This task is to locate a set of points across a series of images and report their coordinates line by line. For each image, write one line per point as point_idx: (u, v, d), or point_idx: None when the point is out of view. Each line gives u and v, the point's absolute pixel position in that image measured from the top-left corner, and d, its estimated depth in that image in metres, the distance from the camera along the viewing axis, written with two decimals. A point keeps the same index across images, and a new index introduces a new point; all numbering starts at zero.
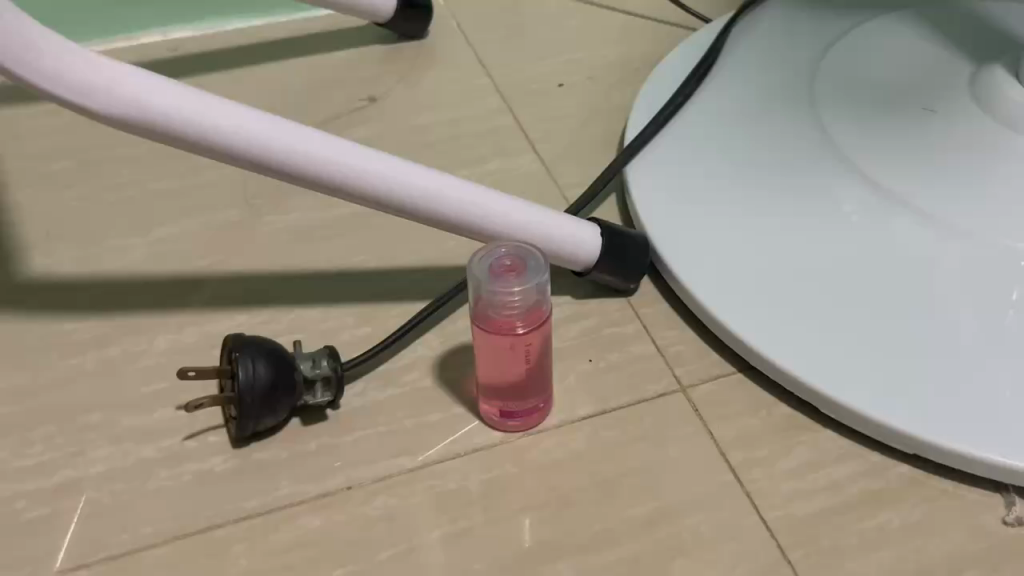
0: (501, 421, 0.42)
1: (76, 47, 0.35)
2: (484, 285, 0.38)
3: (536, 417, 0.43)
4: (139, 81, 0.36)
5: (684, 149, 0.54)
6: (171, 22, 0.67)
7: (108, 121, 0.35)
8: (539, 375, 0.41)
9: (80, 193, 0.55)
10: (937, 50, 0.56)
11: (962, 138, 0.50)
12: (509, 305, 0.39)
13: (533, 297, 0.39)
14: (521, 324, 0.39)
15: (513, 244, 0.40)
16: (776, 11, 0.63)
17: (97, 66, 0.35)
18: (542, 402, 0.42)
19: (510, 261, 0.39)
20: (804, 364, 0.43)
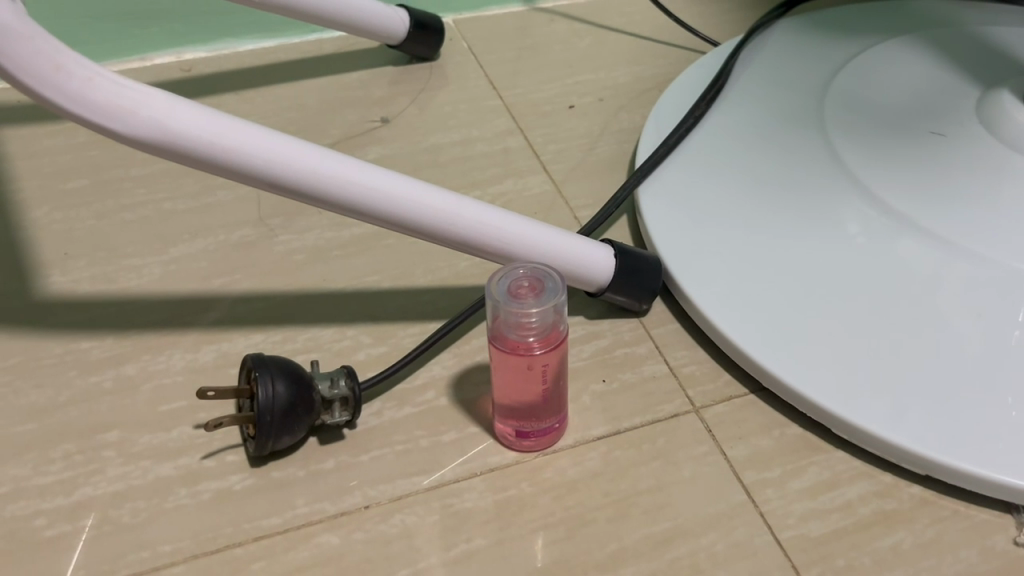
0: (518, 441, 0.42)
1: (102, 70, 0.34)
2: (503, 307, 0.38)
3: (550, 437, 0.43)
4: (163, 103, 0.35)
5: (696, 170, 0.55)
6: (183, 43, 0.68)
7: (132, 144, 0.35)
8: (555, 396, 0.42)
9: (98, 212, 0.55)
10: (945, 74, 0.57)
11: (970, 162, 0.51)
12: (528, 327, 0.39)
13: (550, 317, 0.39)
14: (538, 345, 0.39)
15: (530, 265, 0.40)
16: (785, 38, 0.64)
17: (124, 87, 0.35)
18: (558, 422, 0.43)
19: (528, 282, 0.39)
20: (814, 384, 0.43)
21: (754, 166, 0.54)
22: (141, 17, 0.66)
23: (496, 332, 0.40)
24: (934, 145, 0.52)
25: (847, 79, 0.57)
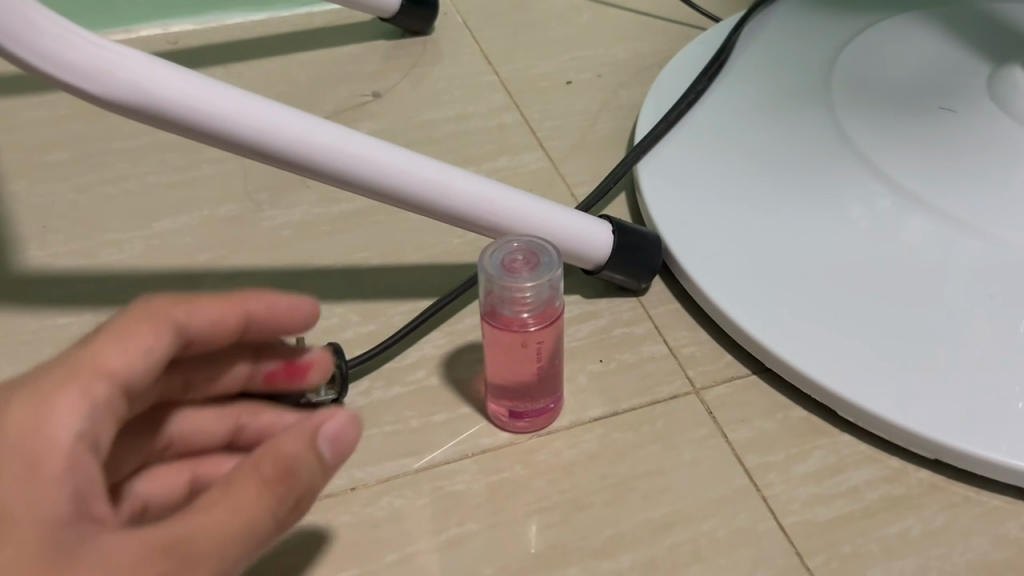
0: (511, 422, 0.41)
1: (77, 28, 0.33)
2: (496, 281, 0.37)
3: (544, 418, 0.41)
4: (142, 64, 0.34)
5: (697, 148, 0.53)
6: (170, 15, 0.66)
7: (110, 107, 0.34)
8: (550, 375, 0.40)
9: (79, 186, 0.53)
10: (954, 50, 0.55)
11: (982, 140, 0.49)
12: (522, 302, 0.37)
13: (546, 292, 0.37)
14: (533, 322, 0.38)
15: (525, 239, 0.38)
16: (789, 13, 0.62)
17: (101, 46, 0.33)
18: (553, 402, 0.41)
19: (522, 256, 0.38)
20: (821, 365, 0.41)
21: (757, 143, 0.52)
22: None
23: (488, 308, 0.38)
24: (943, 123, 0.50)
25: (854, 55, 0.56)
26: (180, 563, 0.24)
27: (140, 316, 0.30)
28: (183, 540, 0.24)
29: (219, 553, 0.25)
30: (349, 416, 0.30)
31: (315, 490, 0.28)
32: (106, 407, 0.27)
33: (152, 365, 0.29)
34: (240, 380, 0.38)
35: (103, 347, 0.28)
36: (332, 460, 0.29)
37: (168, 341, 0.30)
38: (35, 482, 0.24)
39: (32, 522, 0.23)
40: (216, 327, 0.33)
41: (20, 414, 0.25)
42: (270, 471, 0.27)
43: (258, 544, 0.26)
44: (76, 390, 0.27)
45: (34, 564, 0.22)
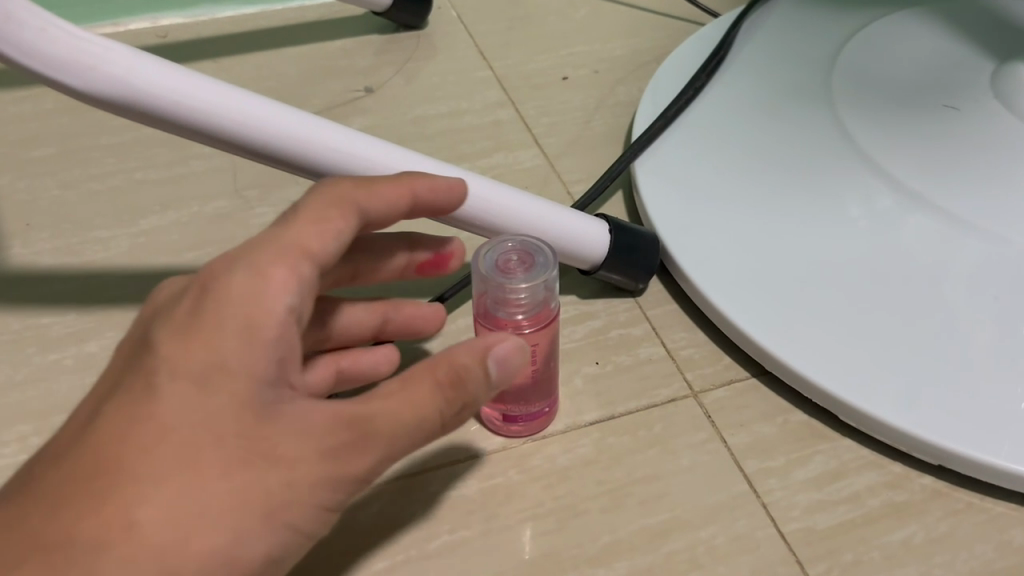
0: (504, 426, 0.40)
1: (59, 21, 0.32)
2: (490, 282, 0.36)
3: (539, 422, 0.40)
4: (126, 58, 0.33)
5: (695, 145, 0.52)
6: (159, 8, 0.65)
7: (94, 102, 0.33)
8: (545, 379, 0.39)
9: (64, 182, 0.52)
10: (957, 46, 0.54)
11: (986, 138, 0.48)
12: (517, 303, 0.36)
13: (541, 292, 0.36)
14: (527, 324, 0.37)
15: (519, 238, 0.38)
16: (789, 8, 0.61)
17: (84, 40, 0.32)
18: (548, 406, 0.40)
19: (518, 257, 0.37)
20: (822, 368, 0.40)
21: (757, 141, 0.52)
22: None
23: (482, 308, 0.37)
24: (946, 121, 0.49)
25: (856, 51, 0.55)
26: (362, 438, 0.27)
27: (332, 200, 0.31)
28: (368, 420, 0.27)
29: (393, 438, 0.28)
30: (518, 342, 0.32)
31: (478, 401, 0.31)
32: (311, 286, 0.29)
33: (342, 248, 0.31)
34: (398, 267, 0.42)
35: (302, 228, 0.29)
36: (498, 378, 0.31)
37: (352, 222, 0.31)
38: (250, 340, 0.26)
39: (244, 377, 0.26)
40: (392, 205, 0.33)
41: (245, 277, 0.27)
42: (446, 376, 0.29)
43: (424, 438, 0.29)
44: (287, 265, 0.28)
45: (247, 418, 0.25)
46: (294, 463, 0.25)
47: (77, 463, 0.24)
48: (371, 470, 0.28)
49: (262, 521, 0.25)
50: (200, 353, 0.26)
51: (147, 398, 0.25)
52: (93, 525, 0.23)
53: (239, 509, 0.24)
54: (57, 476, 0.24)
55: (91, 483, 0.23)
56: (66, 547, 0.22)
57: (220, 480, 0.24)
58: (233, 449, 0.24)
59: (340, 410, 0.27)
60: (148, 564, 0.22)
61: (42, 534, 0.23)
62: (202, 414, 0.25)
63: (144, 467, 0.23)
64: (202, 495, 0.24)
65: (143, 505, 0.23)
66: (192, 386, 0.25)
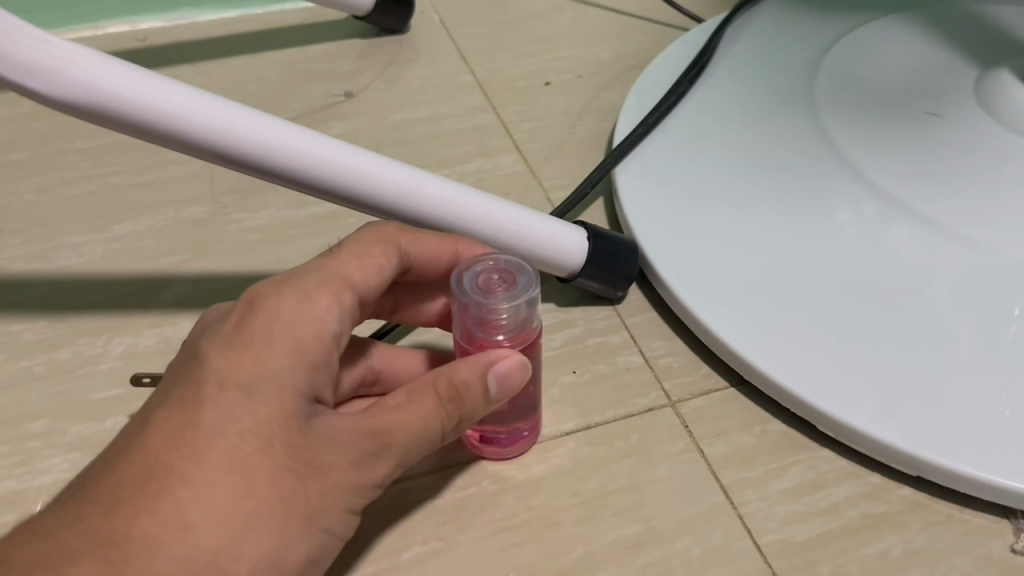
0: (480, 447, 0.39)
1: (23, 23, 0.31)
2: (470, 301, 0.35)
3: (518, 445, 0.39)
4: (92, 62, 0.32)
5: (677, 151, 0.52)
6: (139, 11, 0.64)
7: (59, 106, 0.32)
8: (522, 401, 0.38)
9: (39, 187, 0.52)
10: (941, 51, 0.54)
11: (968, 145, 0.48)
12: (497, 323, 0.36)
13: (522, 313, 0.36)
14: (508, 343, 0.36)
15: (501, 258, 0.37)
16: (774, 13, 0.61)
17: (48, 43, 0.31)
18: (526, 428, 0.39)
19: (498, 276, 0.36)
20: (800, 377, 0.40)
21: (739, 147, 0.51)
22: None
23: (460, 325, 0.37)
24: (929, 127, 0.49)
25: (839, 56, 0.54)
26: (380, 449, 0.30)
27: (374, 241, 0.36)
28: (386, 433, 0.31)
29: (405, 447, 0.31)
30: (521, 359, 0.34)
31: (475, 415, 0.34)
32: (348, 312, 0.33)
33: (382, 278, 0.35)
34: (439, 312, 0.43)
35: (346, 261, 0.34)
36: (498, 395, 0.34)
37: (393, 262, 0.36)
38: (295, 360, 0.29)
39: (288, 389, 0.29)
40: (436, 257, 0.38)
41: (291, 301, 0.31)
42: (447, 392, 0.32)
43: (428, 448, 0.32)
44: (328, 292, 0.32)
45: (294, 429, 0.28)
46: (327, 471, 0.29)
47: (137, 459, 0.27)
48: (387, 477, 0.31)
49: (300, 524, 0.28)
50: (247, 364, 0.29)
51: (197, 405, 0.28)
52: (151, 522, 0.25)
53: (280, 513, 0.27)
54: (112, 474, 0.26)
55: (151, 482, 0.26)
56: (127, 539, 0.25)
57: (266, 487, 0.27)
58: (280, 458, 0.27)
59: (362, 424, 0.30)
60: (203, 559, 0.25)
61: (101, 528, 0.25)
62: (250, 422, 0.27)
63: (197, 470, 0.26)
64: (251, 498, 0.27)
65: (197, 506, 0.26)
66: (240, 394, 0.28)
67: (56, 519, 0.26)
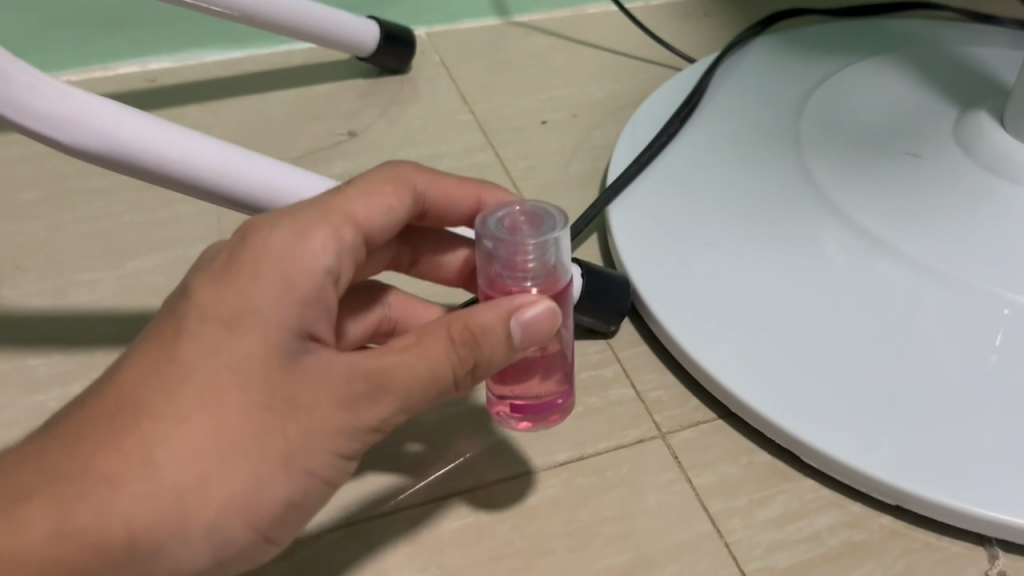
0: (513, 419, 0.39)
1: (57, 86, 0.37)
2: (495, 240, 0.35)
3: (551, 411, 0.39)
4: (117, 115, 0.37)
5: (669, 189, 0.53)
6: (149, 52, 0.67)
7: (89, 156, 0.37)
8: (551, 363, 0.38)
9: (53, 225, 0.54)
10: (923, 91, 0.56)
11: (945, 186, 0.50)
12: (525, 265, 0.35)
13: (551, 254, 0.35)
14: (537, 287, 0.35)
15: (530, 204, 0.37)
16: (762, 55, 0.63)
17: (78, 100, 0.37)
18: (560, 397, 0.39)
19: (525, 218, 0.36)
20: (783, 409, 0.42)
21: (727, 185, 0.53)
22: (105, 26, 0.64)
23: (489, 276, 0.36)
24: (911, 167, 0.51)
25: (824, 97, 0.56)
26: (376, 391, 0.31)
27: (386, 177, 0.38)
28: (381, 373, 0.31)
29: (406, 390, 0.31)
30: (549, 306, 0.33)
31: (495, 363, 0.33)
32: (348, 248, 0.34)
33: (391, 217, 0.37)
34: (461, 264, 0.46)
35: (351, 200, 0.35)
36: (521, 341, 0.32)
37: (404, 202, 0.38)
38: (283, 297, 0.31)
39: (274, 327, 0.30)
40: (455, 202, 0.41)
41: (284, 236, 0.32)
42: (460, 335, 0.32)
43: (439, 391, 0.32)
44: (326, 229, 0.33)
45: (276, 364, 0.30)
46: (312, 410, 0.30)
47: (112, 395, 0.29)
48: (387, 418, 0.32)
49: (280, 463, 0.29)
50: (230, 301, 0.30)
51: (177, 340, 0.30)
52: (115, 458, 0.27)
53: (255, 451, 0.29)
54: (87, 409, 0.29)
55: (119, 417, 0.28)
56: (84, 474, 0.27)
57: (241, 424, 0.28)
58: (257, 395, 0.29)
59: (357, 364, 0.31)
60: (165, 495, 0.27)
61: (63, 463, 0.28)
62: (228, 358, 0.29)
63: (170, 405, 0.28)
64: (222, 434, 0.28)
65: (163, 443, 0.27)
66: (221, 329, 0.30)
67: (36, 445, 0.29)
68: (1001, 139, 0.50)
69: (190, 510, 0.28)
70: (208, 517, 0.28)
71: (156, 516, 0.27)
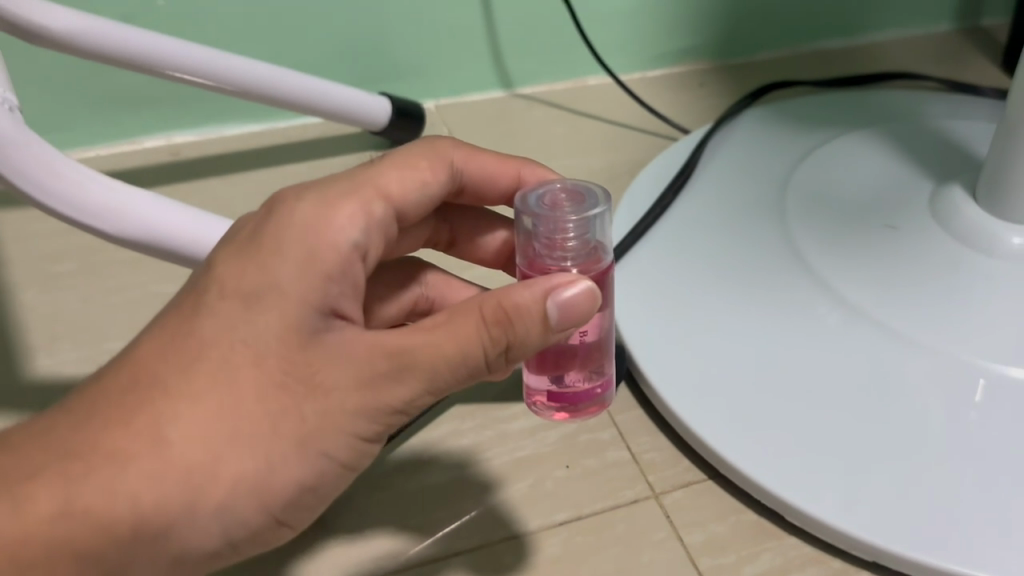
0: (549, 406, 0.41)
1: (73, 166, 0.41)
2: (535, 215, 0.37)
3: (588, 398, 0.41)
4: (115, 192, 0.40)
5: (663, 258, 0.57)
6: (172, 126, 0.71)
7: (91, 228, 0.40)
8: (588, 353, 0.40)
9: (85, 295, 0.57)
10: (901, 166, 0.60)
11: (920, 257, 0.53)
12: (566, 241, 0.37)
13: (591, 230, 0.37)
14: (575, 264, 0.38)
15: (571, 183, 0.39)
16: (750, 130, 0.67)
17: (84, 177, 0.40)
18: (598, 385, 0.41)
19: (565, 196, 0.38)
20: (767, 470, 0.45)
21: (717, 254, 0.57)
22: (133, 104, 0.68)
23: (532, 254, 0.38)
24: (889, 239, 0.55)
25: (808, 171, 0.60)
26: (401, 370, 0.33)
27: (419, 152, 0.42)
28: (407, 354, 0.33)
29: (433, 369, 0.34)
30: (588, 287, 0.34)
31: (529, 342, 0.35)
32: (376, 222, 0.37)
33: (417, 193, 0.41)
34: (501, 245, 0.51)
35: (385, 176, 0.39)
36: (557, 321, 0.34)
37: (437, 174, 0.42)
38: (305, 270, 0.34)
39: (295, 300, 0.33)
40: (493, 176, 0.46)
41: (308, 210, 0.35)
42: (491, 316, 0.34)
43: (472, 366, 0.34)
44: (354, 205, 0.36)
45: (292, 340, 0.33)
46: (329, 392, 0.33)
47: (129, 370, 0.32)
48: (413, 399, 0.34)
49: (291, 446, 0.33)
50: (252, 276, 0.33)
51: (198, 313, 0.33)
52: (126, 436, 0.31)
53: (266, 433, 0.32)
54: (106, 383, 0.32)
55: (134, 395, 0.31)
56: (94, 452, 0.31)
57: (252, 403, 0.32)
58: (271, 372, 0.32)
59: (385, 343, 0.33)
60: (175, 473, 0.31)
61: (74, 438, 0.31)
62: (244, 332, 0.32)
63: (184, 385, 0.32)
64: (232, 417, 0.31)
65: (173, 422, 0.31)
66: (238, 306, 0.33)
67: (49, 420, 0.32)
68: (973, 213, 0.54)
69: (197, 489, 0.31)
70: (216, 497, 0.32)
71: (164, 494, 0.31)
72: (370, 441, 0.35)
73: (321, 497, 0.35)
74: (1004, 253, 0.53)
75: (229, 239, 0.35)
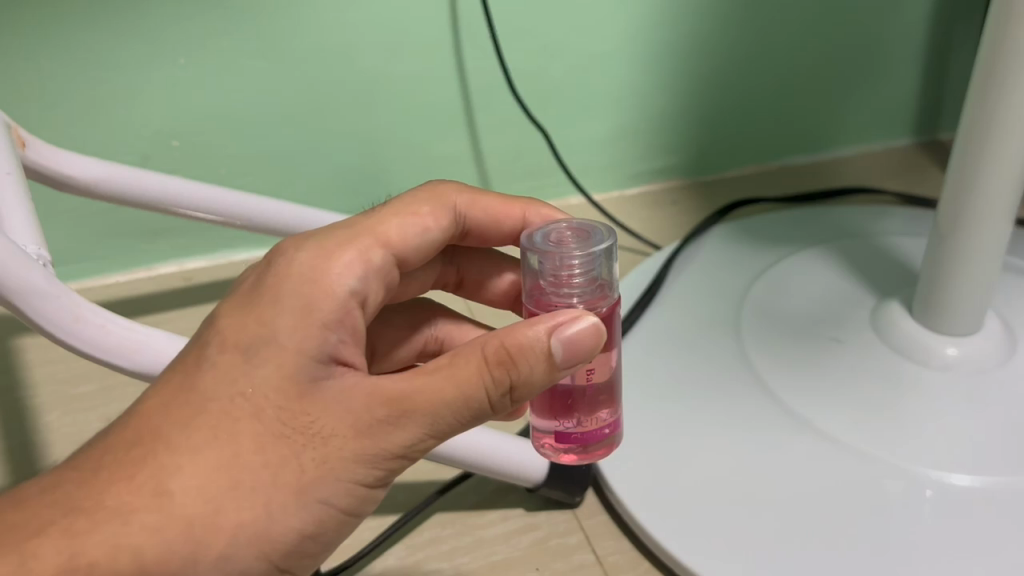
0: (558, 449, 0.42)
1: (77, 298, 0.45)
2: (541, 251, 0.39)
3: (597, 437, 0.42)
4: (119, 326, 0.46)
5: (630, 367, 0.62)
6: (186, 254, 0.78)
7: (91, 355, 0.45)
8: (595, 394, 0.41)
9: (102, 414, 0.63)
10: (847, 286, 0.66)
11: (854, 367, 0.59)
12: (571, 277, 0.39)
13: (596, 267, 0.39)
14: (580, 298, 0.39)
15: (577, 223, 0.41)
16: (715, 249, 0.73)
17: (94, 312, 0.45)
18: (606, 426, 0.42)
19: (572, 235, 0.40)
20: (713, 567, 0.48)
21: (676, 364, 0.62)
22: (149, 235, 0.75)
23: (540, 292, 0.40)
24: (835, 351, 0.61)
25: (763, 290, 0.67)
26: (402, 414, 0.35)
27: (419, 198, 0.45)
28: (408, 400, 0.35)
29: (434, 412, 0.35)
30: (592, 323, 0.36)
31: (536, 383, 0.36)
32: (374, 268, 0.40)
33: (419, 235, 0.44)
34: (507, 287, 0.54)
35: (386, 222, 0.43)
36: (564, 359, 0.36)
37: (440, 218, 0.46)
38: (300, 319, 0.36)
39: (292, 351, 0.35)
40: (501, 217, 0.49)
41: (307, 260, 0.38)
42: (494, 356, 0.36)
43: (477, 409, 0.36)
44: (352, 253, 0.39)
45: (290, 393, 0.34)
46: (328, 439, 0.34)
47: (129, 429, 0.34)
48: (416, 442, 0.36)
49: (292, 494, 0.34)
50: (251, 329, 0.36)
51: (198, 370, 0.35)
52: (129, 489, 0.32)
53: (267, 482, 0.33)
54: (105, 446, 0.33)
55: (135, 450, 0.33)
56: (98, 507, 0.32)
57: (251, 453, 0.33)
58: (269, 423, 0.34)
59: (386, 390, 0.35)
60: (177, 524, 0.32)
61: (76, 496, 0.32)
62: (241, 384, 0.34)
63: (184, 439, 0.33)
64: (232, 467, 0.33)
65: (175, 476, 0.32)
66: (237, 358, 0.35)
67: (48, 480, 0.33)
68: (908, 326, 0.60)
69: (201, 541, 0.32)
70: (218, 546, 0.32)
71: (167, 548, 0.31)
72: (372, 488, 0.36)
73: (322, 547, 0.36)
74: (939, 364, 0.58)
75: (231, 293, 0.38)
